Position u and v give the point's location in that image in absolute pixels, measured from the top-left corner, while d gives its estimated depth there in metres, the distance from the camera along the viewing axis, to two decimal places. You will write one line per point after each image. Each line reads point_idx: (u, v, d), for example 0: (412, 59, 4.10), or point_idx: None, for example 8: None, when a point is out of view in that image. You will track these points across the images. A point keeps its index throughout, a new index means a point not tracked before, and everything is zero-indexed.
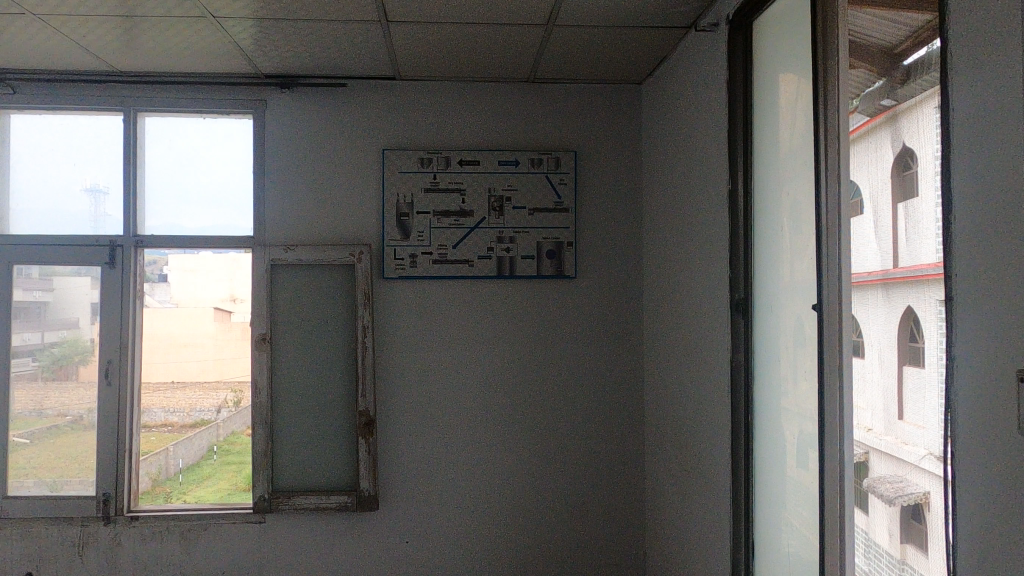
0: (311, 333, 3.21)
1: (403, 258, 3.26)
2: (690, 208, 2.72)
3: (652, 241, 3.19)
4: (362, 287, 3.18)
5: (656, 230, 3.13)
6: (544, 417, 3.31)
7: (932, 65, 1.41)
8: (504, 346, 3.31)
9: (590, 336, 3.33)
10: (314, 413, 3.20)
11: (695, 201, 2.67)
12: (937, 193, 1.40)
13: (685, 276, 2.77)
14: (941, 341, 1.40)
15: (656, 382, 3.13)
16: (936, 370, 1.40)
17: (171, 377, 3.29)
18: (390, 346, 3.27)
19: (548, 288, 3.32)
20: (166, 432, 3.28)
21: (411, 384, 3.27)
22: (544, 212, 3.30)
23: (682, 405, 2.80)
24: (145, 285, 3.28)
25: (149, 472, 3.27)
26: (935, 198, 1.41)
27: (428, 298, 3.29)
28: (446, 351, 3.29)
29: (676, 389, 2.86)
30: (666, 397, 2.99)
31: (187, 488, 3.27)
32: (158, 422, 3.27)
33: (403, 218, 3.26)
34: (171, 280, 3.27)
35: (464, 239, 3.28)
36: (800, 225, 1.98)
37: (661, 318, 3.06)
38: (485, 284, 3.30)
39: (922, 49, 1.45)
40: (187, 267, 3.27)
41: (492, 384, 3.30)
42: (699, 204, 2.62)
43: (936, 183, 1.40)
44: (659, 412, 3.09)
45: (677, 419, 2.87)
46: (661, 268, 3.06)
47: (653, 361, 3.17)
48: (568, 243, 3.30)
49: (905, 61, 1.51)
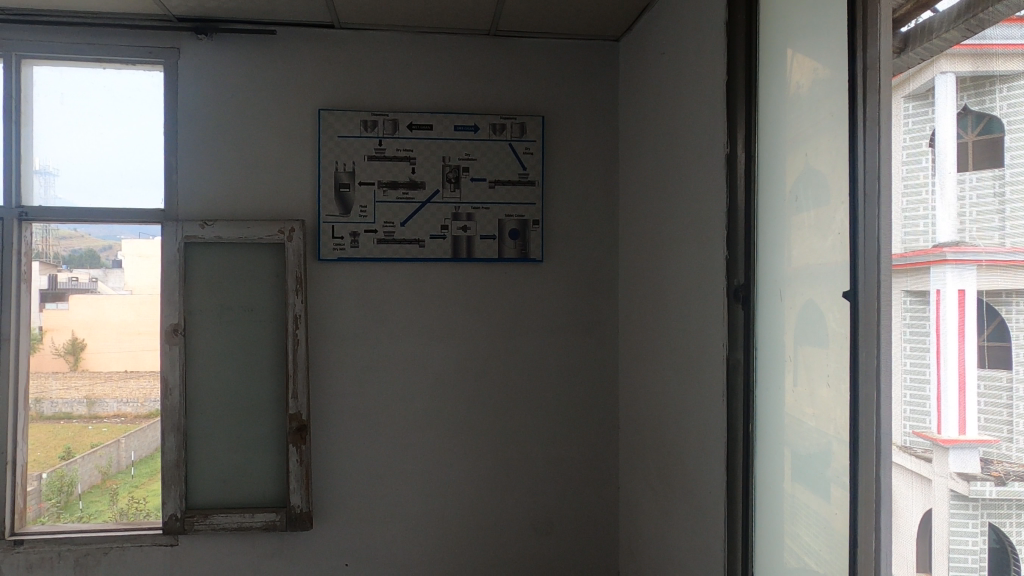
0: (234, 325, 2.74)
1: (343, 237, 2.80)
2: (677, 181, 2.32)
3: (631, 221, 2.80)
4: (294, 271, 2.71)
5: (636, 208, 2.74)
6: (507, 420, 2.90)
7: (939, 30, 1.20)
8: (460, 340, 2.89)
9: (559, 327, 2.93)
10: (237, 417, 2.74)
11: (684, 172, 2.27)
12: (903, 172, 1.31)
13: (670, 261, 2.38)
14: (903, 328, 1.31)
15: (634, 382, 2.75)
16: (900, 360, 1.31)
17: (124, 366, 2.79)
18: (328, 339, 2.82)
19: (510, 273, 2.90)
20: (118, 423, 2.79)
21: (353, 383, 2.83)
22: (507, 186, 2.88)
23: (665, 409, 2.42)
24: (32, 265, 2.76)
25: (98, 465, 2.78)
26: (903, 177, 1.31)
27: (372, 282, 2.84)
28: (394, 345, 2.85)
29: (658, 390, 2.48)
30: (645, 399, 2.61)
31: (140, 482, 2.78)
32: (110, 412, 2.79)
33: (342, 191, 2.80)
34: (126, 267, 2.77)
35: (414, 215, 2.83)
36: (823, 193, 1.58)
37: (640, 309, 2.68)
38: (438, 269, 2.87)
39: (922, 15, 1.26)
40: (142, 253, 2.78)
41: (447, 384, 2.88)
42: (690, 175, 2.22)
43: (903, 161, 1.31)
44: (637, 416, 2.71)
45: (657, 425, 2.49)
46: (641, 251, 2.67)
47: (631, 356, 2.78)
48: (534, 222, 2.89)
49: (904, 28, 1.31)
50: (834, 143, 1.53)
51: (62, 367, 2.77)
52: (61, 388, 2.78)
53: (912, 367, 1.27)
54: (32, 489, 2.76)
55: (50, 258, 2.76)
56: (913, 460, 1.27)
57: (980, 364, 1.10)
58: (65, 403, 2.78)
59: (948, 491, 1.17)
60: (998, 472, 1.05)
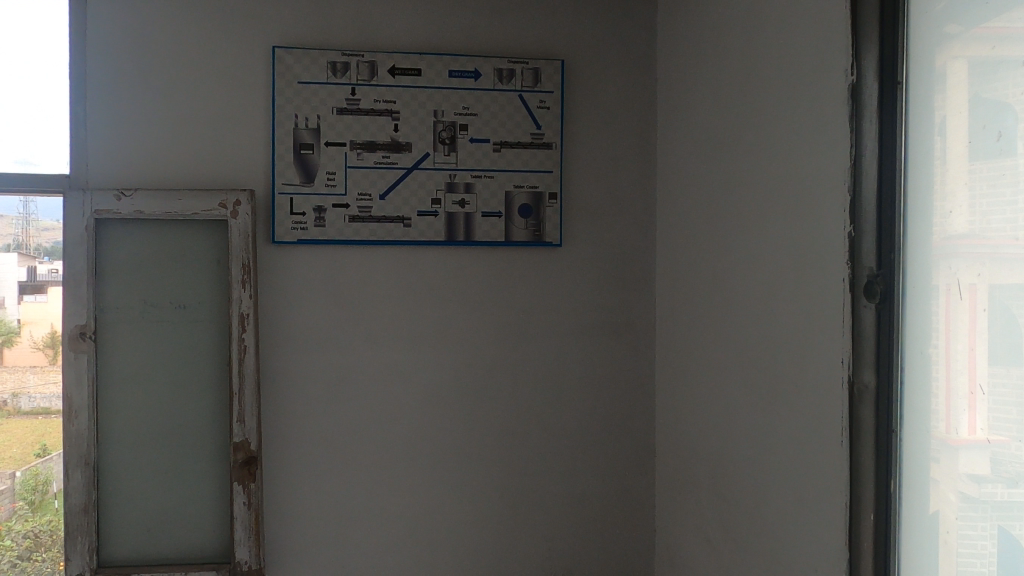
0: (162, 326, 2.10)
1: (304, 213, 2.17)
2: (753, 134, 1.70)
3: (676, 196, 2.19)
4: (239, 256, 2.08)
5: (684, 177, 2.13)
6: (516, 448, 2.29)
7: None
8: (455, 347, 2.26)
9: (581, 330, 2.32)
10: (166, 448, 2.11)
11: (764, 118, 1.63)
12: (901, 171, 1.27)
13: (742, 243, 1.76)
14: (898, 327, 1.27)
15: (680, 400, 2.15)
16: (897, 360, 1.27)
17: None
18: (286, 345, 2.19)
19: (519, 260, 2.28)
20: None
21: (317, 403, 2.20)
22: (516, 150, 2.25)
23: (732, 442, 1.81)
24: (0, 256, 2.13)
25: None
26: (900, 175, 1.27)
27: (342, 272, 2.21)
28: (370, 353, 2.22)
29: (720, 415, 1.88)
30: (699, 425, 2.01)
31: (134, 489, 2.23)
32: None
33: (303, 153, 2.16)
34: None
35: (397, 185, 2.20)
36: (989, 142, 1.08)
37: (690, 307, 2.08)
38: (428, 255, 2.24)
39: None
40: None
41: (439, 403, 2.25)
42: (777, 121, 1.59)
43: (899, 161, 1.27)
44: (685, 444, 2.11)
45: (718, 461, 1.89)
46: (693, 232, 2.06)
47: (676, 368, 2.18)
48: (550, 196, 2.27)
49: None
50: (988, 78, 1.08)
51: (42, 362, 2.17)
52: (39, 383, 2.17)
53: (910, 367, 1.25)
54: (4, 488, 2.15)
55: (30, 251, 2.14)
56: (910, 461, 1.25)
57: (986, 364, 1.09)
58: (45, 398, 2.17)
59: (954, 491, 1.15)
60: (1009, 472, 1.04)
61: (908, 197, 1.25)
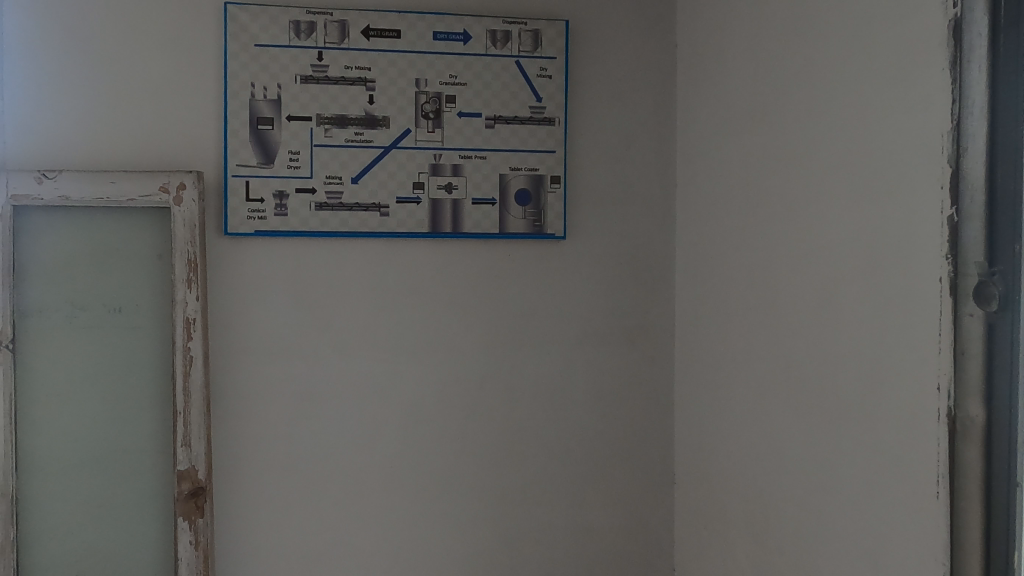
0: (94, 333, 1.78)
1: (263, 200, 1.84)
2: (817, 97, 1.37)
3: (702, 180, 1.86)
4: (183, 250, 1.76)
5: (712, 158, 1.80)
6: (512, 474, 1.97)
7: None
8: (442, 357, 1.94)
9: (589, 336, 1.99)
10: (100, 476, 1.79)
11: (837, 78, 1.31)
12: (958, 144, 1.01)
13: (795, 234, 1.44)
14: (957, 335, 1.02)
15: (707, 421, 1.82)
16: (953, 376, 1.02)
17: None
18: (242, 354, 1.87)
19: (516, 254, 1.96)
20: None
21: (279, 423, 1.88)
22: (512, 127, 1.92)
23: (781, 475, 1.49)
24: None
25: None
26: (957, 149, 1.01)
27: (308, 269, 1.88)
28: (341, 365, 1.90)
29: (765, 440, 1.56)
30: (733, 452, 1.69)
31: None
32: None
33: (261, 129, 1.83)
34: None
35: (372, 167, 1.87)
36: None
37: (719, 311, 1.76)
38: (409, 250, 1.91)
39: None
40: None
41: (422, 422, 1.93)
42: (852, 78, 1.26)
43: (957, 131, 1.01)
44: (711, 472, 1.78)
45: (755, 498, 1.56)
46: (724, 222, 1.73)
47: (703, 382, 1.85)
48: (552, 179, 1.94)
49: None
50: None
51: None
52: None
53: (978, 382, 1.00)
54: None
55: None
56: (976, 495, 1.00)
57: None
58: None
59: None
60: None
61: (969, 175, 1.00)
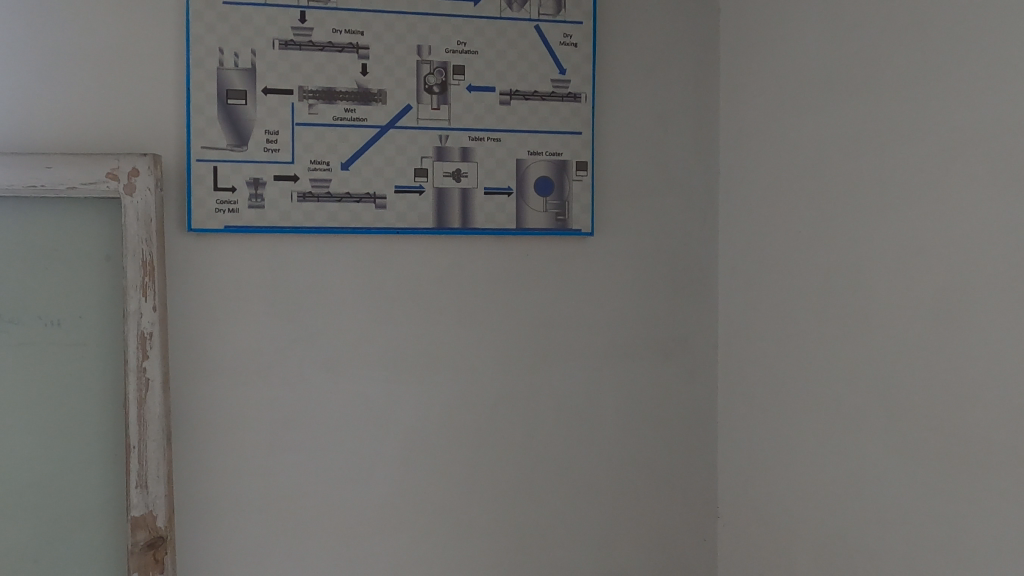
0: (26, 350, 1.45)
1: (234, 189, 1.53)
2: (949, 66, 1.15)
3: (763, 168, 1.59)
4: (137, 250, 1.45)
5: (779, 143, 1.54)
6: (533, 511, 1.69)
7: None
8: (450, 376, 1.65)
9: (620, 350, 1.71)
10: (35, 525, 1.46)
11: (982, 41, 1.10)
12: None
13: (905, 229, 1.23)
14: None
15: (770, 449, 1.57)
16: None
17: None
18: (210, 374, 1.55)
19: (536, 254, 1.67)
20: None
21: (256, 457, 1.57)
22: (531, 104, 1.63)
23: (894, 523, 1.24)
24: None
25: None
26: None
27: (290, 272, 1.58)
28: (331, 386, 1.60)
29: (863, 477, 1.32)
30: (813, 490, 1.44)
31: None
32: None
33: (231, 104, 1.52)
34: None
35: (367, 150, 1.57)
36: None
37: (790, 322, 1.50)
38: (410, 249, 1.62)
39: None
40: None
41: (427, 453, 1.64)
42: (1007, 37, 1.06)
43: None
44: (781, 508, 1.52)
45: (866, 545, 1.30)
46: (799, 217, 1.48)
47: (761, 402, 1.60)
48: (578, 166, 1.65)
49: None
50: None
51: None
52: None
53: None
54: None
55: None
56: None
57: None
58: None
59: None
60: None
61: None
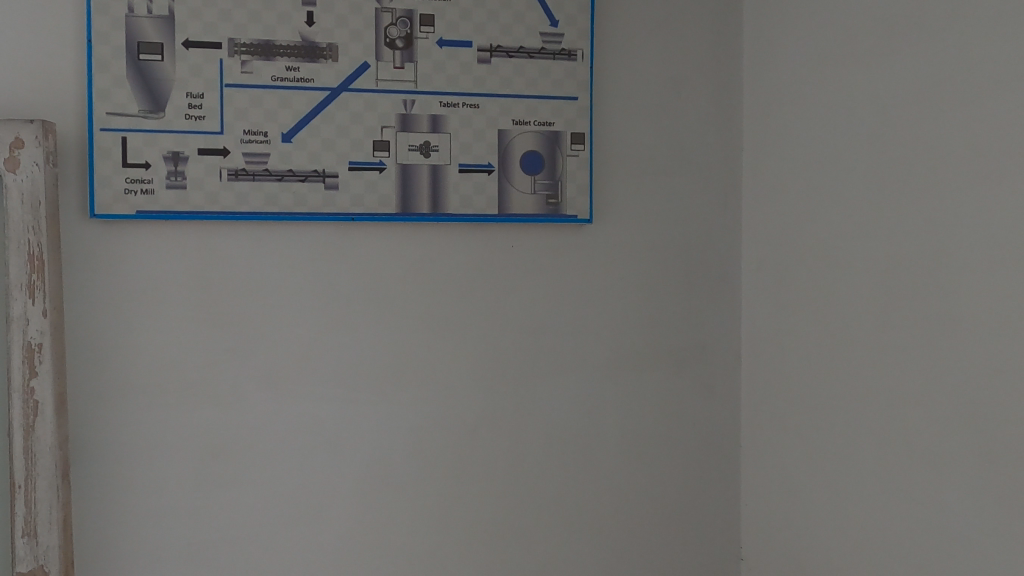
0: None
1: (148, 165, 1.24)
2: None
3: (801, 140, 1.30)
4: (23, 241, 1.16)
5: (827, 107, 1.24)
6: (521, 555, 1.40)
7: None
8: (418, 394, 1.36)
9: (624, 361, 1.43)
10: None
11: None
12: None
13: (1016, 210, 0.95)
14: None
15: (814, 481, 1.29)
16: None
17: None
18: (121, 394, 1.26)
19: (523, 246, 1.38)
20: None
21: (179, 495, 1.28)
22: (516, 63, 1.34)
23: None
24: None
25: None
26: None
27: (221, 268, 1.28)
28: (272, 408, 1.31)
29: (954, 527, 1.03)
30: (881, 540, 1.15)
31: None
32: None
33: (144, 60, 1.23)
34: None
35: (314, 117, 1.28)
36: None
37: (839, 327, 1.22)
38: (368, 240, 1.33)
39: None
40: None
41: (391, 486, 1.35)
42: None
43: None
44: (830, 554, 1.25)
45: None
46: (853, 199, 1.19)
47: (804, 427, 1.30)
48: (573, 138, 1.37)
49: None
50: None
51: None
52: None
53: None
54: None
55: None
56: None
57: None
58: None
59: None
60: None
61: None
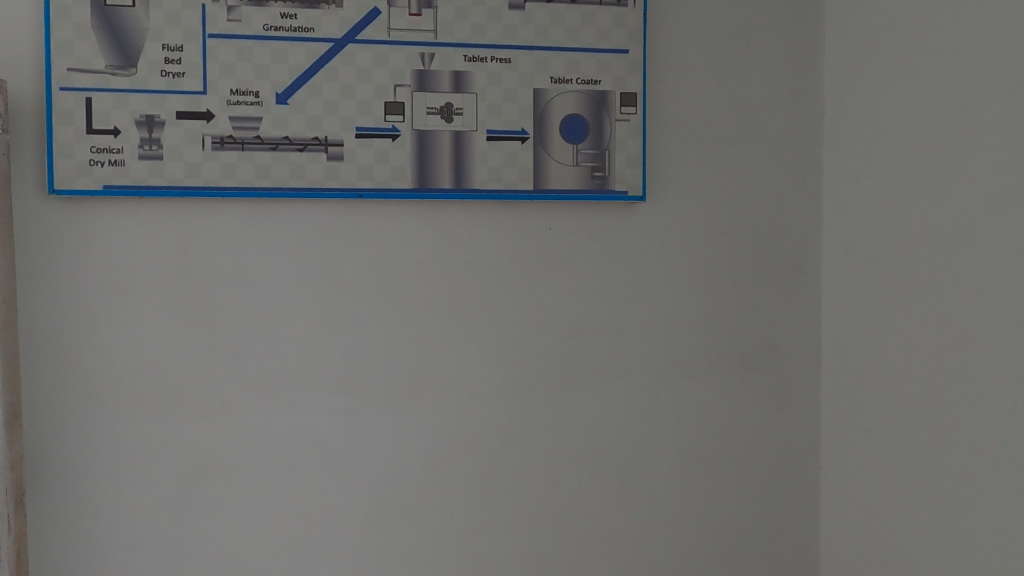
0: None
1: (117, 131, 1.04)
2: None
3: (903, 96, 1.07)
4: None
5: (943, 52, 1.00)
6: None
7: None
8: (438, 404, 1.15)
9: (681, 365, 1.20)
10: None
11: None
12: None
13: None
14: None
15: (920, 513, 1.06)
16: None
17: None
18: (87, 405, 1.06)
19: (562, 228, 1.16)
20: None
21: (157, 523, 1.08)
22: (554, 10, 1.13)
23: None
24: None
25: None
26: None
27: (205, 253, 1.08)
28: (266, 421, 1.10)
29: None
30: None
31: None
32: None
33: (112, 6, 1.03)
34: None
35: (314, 74, 1.07)
36: None
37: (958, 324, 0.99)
38: (379, 221, 1.12)
39: None
40: None
41: (407, 513, 1.14)
42: None
43: None
44: None
45: None
46: (981, 165, 0.95)
47: (915, 449, 1.06)
48: (623, 100, 1.14)
49: None
50: None
51: None
52: None
53: None
54: None
55: None
56: None
57: None
58: None
59: None
60: None
61: None
